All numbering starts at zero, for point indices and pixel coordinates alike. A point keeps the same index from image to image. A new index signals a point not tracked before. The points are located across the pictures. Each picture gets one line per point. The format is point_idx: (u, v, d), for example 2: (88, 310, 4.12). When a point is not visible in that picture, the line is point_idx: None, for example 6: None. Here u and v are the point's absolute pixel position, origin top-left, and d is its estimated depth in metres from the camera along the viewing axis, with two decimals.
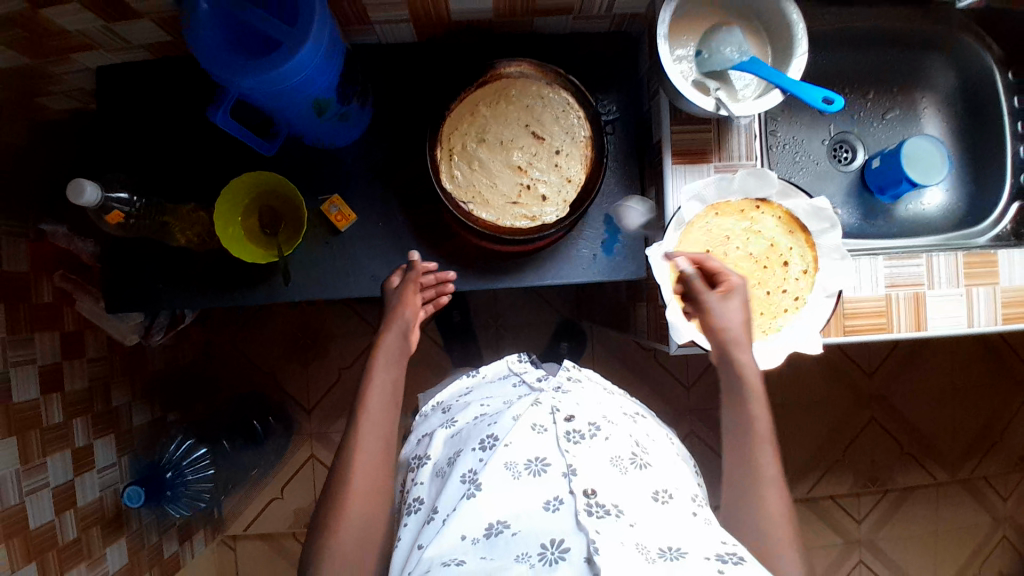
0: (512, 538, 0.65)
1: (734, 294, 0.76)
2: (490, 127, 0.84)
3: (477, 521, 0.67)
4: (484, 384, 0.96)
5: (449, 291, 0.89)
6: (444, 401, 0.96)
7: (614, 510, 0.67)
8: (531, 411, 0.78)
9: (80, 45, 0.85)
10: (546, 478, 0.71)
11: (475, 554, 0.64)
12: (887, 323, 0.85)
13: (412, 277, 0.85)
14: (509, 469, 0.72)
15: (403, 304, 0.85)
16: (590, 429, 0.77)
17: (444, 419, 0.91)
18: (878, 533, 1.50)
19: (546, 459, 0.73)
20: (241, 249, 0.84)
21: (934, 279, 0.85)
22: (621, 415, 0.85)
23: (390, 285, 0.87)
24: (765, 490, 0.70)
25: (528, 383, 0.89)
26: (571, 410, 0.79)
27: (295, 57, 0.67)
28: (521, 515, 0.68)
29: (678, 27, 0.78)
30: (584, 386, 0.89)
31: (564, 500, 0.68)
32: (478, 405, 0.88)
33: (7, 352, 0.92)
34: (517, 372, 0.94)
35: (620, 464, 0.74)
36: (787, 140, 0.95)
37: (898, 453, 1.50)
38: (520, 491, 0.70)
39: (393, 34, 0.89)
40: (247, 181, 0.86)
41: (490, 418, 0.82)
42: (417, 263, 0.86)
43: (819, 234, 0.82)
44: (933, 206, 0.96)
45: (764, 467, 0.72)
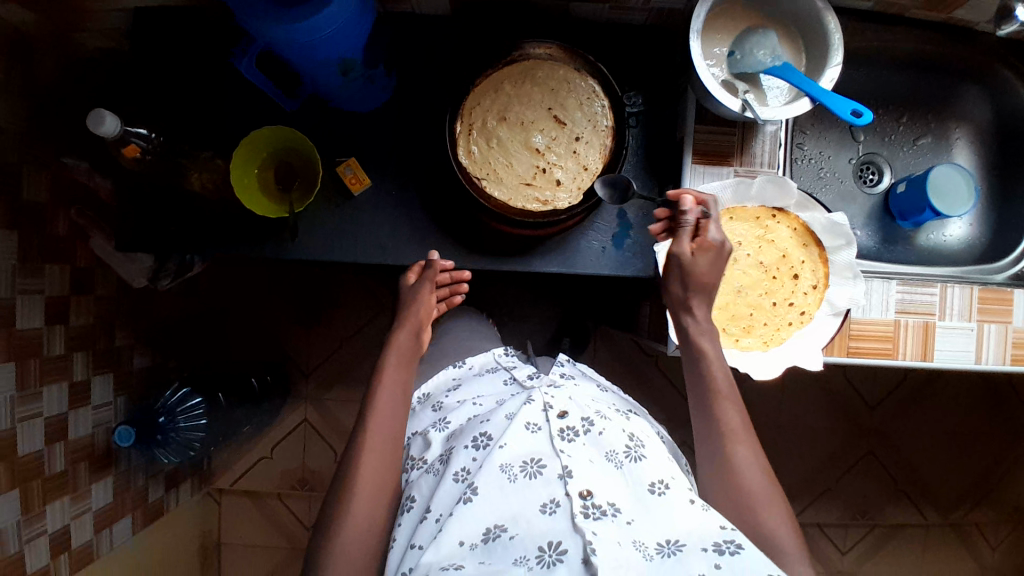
0: (510, 542, 0.65)
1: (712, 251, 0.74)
2: (512, 106, 0.84)
3: (474, 525, 0.67)
4: (472, 377, 0.96)
5: (463, 291, 0.89)
6: (433, 394, 0.94)
7: (611, 510, 0.67)
8: (524, 408, 0.77)
9: None
10: (542, 481, 0.70)
11: (474, 559, 0.65)
12: (893, 348, 0.83)
13: (429, 276, 0.85)
14: (505, 472, 0.71)
15: (416, 301, 0.84)
16: (584, 424, 0.76)
17: (435, 414, 0.89)
18: (861, 566, 1.48)
19: (538, 457, 0.72)
20: (252, 200, 0.84)
21: (945, 310, 0.84)
22: (613, 411, 0.83)
23: (407, 283, 0.86)
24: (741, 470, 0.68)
25: (519, 381, 0.89)
26: (563, 407, 0.78)
27: (322, 10, 0.66)
28: (518, 517, 0.67)
29: (714, 23, 0.77)
30: (577, 383, 0.88)
31: (560, 503, 0.68)
32: (471, 404, 0.87)
33: (16, 277, 0.94)
34: (508, 369, 0.94)
35: (615, 459, 0.74)
36: (813, 154, 0.94)
37: (890, 489, 1.47)
38: (516, 495, 0.69)
39: (428, 4, 0.88)
40: (269, 134, 0.86)
41: (483, 415, 0.81)
42: (436, 262, 0.86)
43: (833, 250, 0.81)
44: (956, 239, 0.94)
45: (728, 422, 0.70)
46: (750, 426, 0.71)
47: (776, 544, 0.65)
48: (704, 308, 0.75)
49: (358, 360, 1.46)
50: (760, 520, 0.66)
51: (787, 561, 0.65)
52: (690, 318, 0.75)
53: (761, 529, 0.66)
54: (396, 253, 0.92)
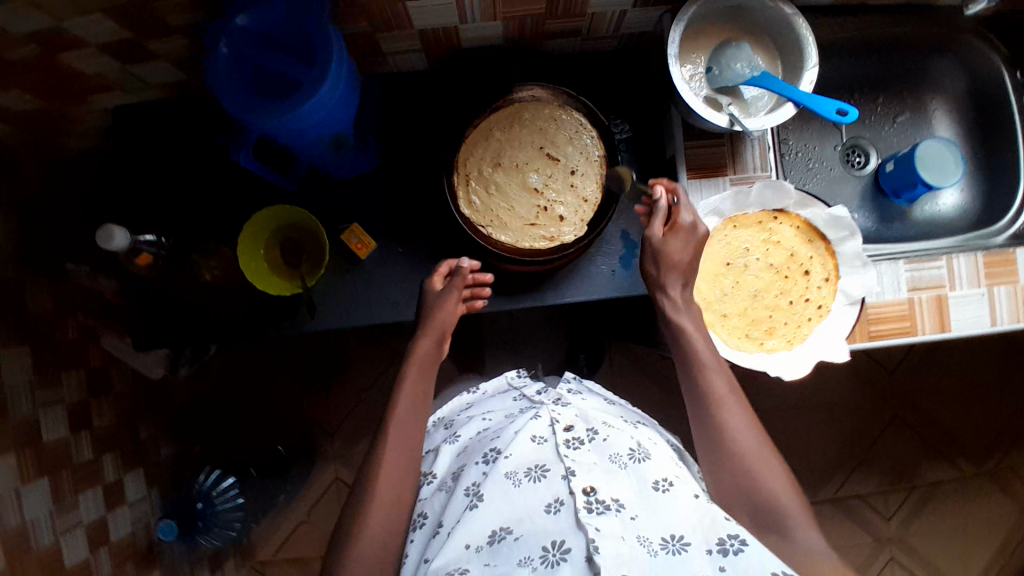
0: (515, 543, 0.65)
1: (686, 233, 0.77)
2: (505, 151, 0.85)
3: (479, 528, 0.67)
4: (484, 399, 0.96)
5: (483, 298, 0.88)
6: (447, 416, 0.96)
7: (614, 505, 0.67)
8: (529, 424, 0.77)
9: (99, 86, 0.87)
10: (547, 484, 0.70)
11: (479, 562, 0.64)
12: (912, 326, 0.84)
13: (456, 282, 0.84)
14: (509, 478, 0.71)
15: (441, 309, 0.84)
16: (589, 434, 0.77)
17: (448, 434, 0.89)
18: (907, 530, 1.48)
19: (544, 464, 0.73)
20: (263, 281, 0.85)
21: (954, 281, 0.85)
22: (621, 422, 0.84)
23: (433, 290, 0.85)
24: (734, 451, 0.69)
25: (527, 397, 0.89)
26: (569, 420, 0.79)
27: (314, 96, 0.67)
28: (524, 518, 0.67)
29: (689, 43, 0.79)
30: (584, 398, 0.89)
31: (564, 502, 0.68)
32: (481, 419, 0.89)
33: (36, 392, 0.94)
34: (517, 387, 0.95)
35: (618, 460, 0.73)
36: (799, 147, 0.95)
37: (922, 449, 1.49)
38: (522, 500, 0.69)
39: (404, 62, 0.90)
40: (273, 214, 0.88)
41: (492, 434, 0.81)
42: (465, 267, 0.84)
43: (839, 242, 0.82)
44: (948, 208, 0.96)
45: (714, 394, 0.72)
46: (740, 393, 0.74)
47: (776, 513, 0.65)
48: (678, 285, 0.77)
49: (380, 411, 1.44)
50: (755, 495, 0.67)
51: (788, 528, 0.65)
52: (666, 298, 0.78)
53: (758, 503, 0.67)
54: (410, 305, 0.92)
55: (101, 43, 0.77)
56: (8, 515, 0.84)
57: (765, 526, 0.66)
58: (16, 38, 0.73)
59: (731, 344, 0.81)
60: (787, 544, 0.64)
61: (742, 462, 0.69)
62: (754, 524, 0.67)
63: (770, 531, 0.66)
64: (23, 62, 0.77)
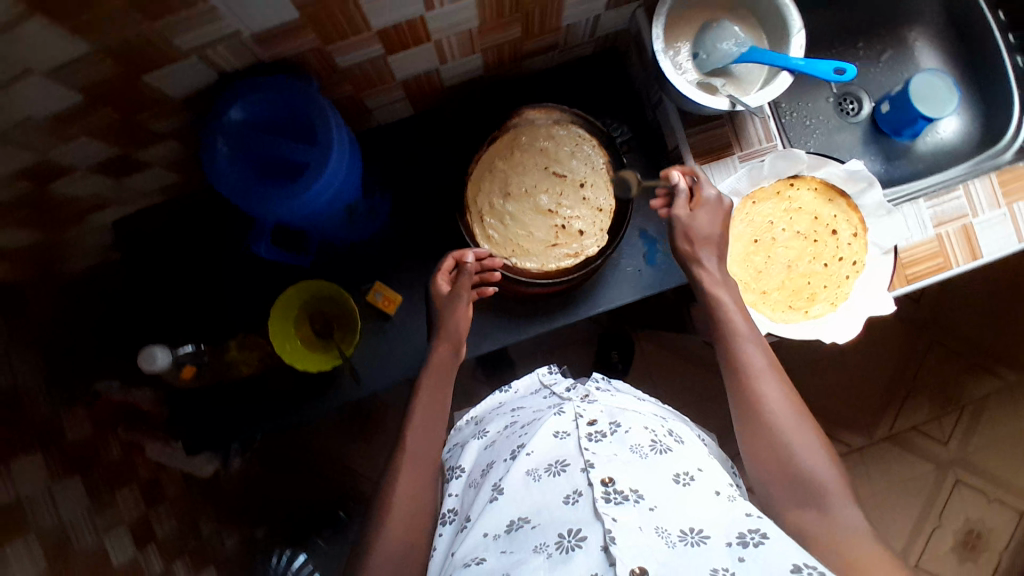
0: (532, 531, 0.59)
1: (710, 208, 0.76)
2: (511, 179, 0.85)
3: (499, 517, 0.61)
4: (518, 399, 0.88)
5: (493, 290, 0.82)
6: (478, 414, 0.90)
7: (633, 496, 0.59)
8: (552, 419, 0.71)
9: (94, 205, 0.86)
10: (567, 477, 0.63)
11: (496, 550, 0.59)
12: (945, 261, 0.83)
13: (461, 279, 0.79)
14: (530, 475, 0.65)
15: (453, 315, 0.79)
16: (613, 428, 0.69)
17: (477, 430, 0.84)
18: (967, 449, 1.41)
19: (565, 459, 0.65)
20: (304, 360, 0.85)
21: (976, 207, 0.85)
22: (653, 417, 0.74)
23: (441, 293, 0.81)
24: (777, 426, 0.64)
25: (556, 395, 0.81)
26: (594, 415, 0.72)
27: (321, 175, 0.67)
28: (542, 509, 0.61)
29: (671, 35, 0.80)
30: (614, 396, 0.80)
31: (583, 492, 0.61)
32: (510, 414, 0.82)
33: (95, 520, 0.92)
34: (547, 385, 0.86)
35: (639, 450, 0.66)
36: (793, 107, 0.95)
37: (962, 364, 1.43)
38: (541, 493, 0.63)
39: (391, 113, 0.90)
40: (295, 292, 0.87)
41: (520, 429, 0.74)
42: (468, 265, 0.79)
43: (859, 195, 0.82)
44: (950, 134, 0.97)
45: (751, 360, 0.68)
46: (778, 366, 0.69)
47: (813, 482, 0.60)
48: (713, 257, 0.75)
49: None
50: (794, 472, 0.61)
51: (829, 504, 0.59)
52: (702, 268, 0.75)
53: (797, 478, 0.61)
54: None
55: (91, 165, 0.76)
56: None
57: (797, 498, 0.61)
58: (8, 178, 0.72)
59: (778, 318, 0.81)
60: (830, 520, 0.58)
61: (778, 436, 0.63)
62: (791, 500, 0.61)
63: (808, 507, 0.60)
64: (17, 200, 0.76)
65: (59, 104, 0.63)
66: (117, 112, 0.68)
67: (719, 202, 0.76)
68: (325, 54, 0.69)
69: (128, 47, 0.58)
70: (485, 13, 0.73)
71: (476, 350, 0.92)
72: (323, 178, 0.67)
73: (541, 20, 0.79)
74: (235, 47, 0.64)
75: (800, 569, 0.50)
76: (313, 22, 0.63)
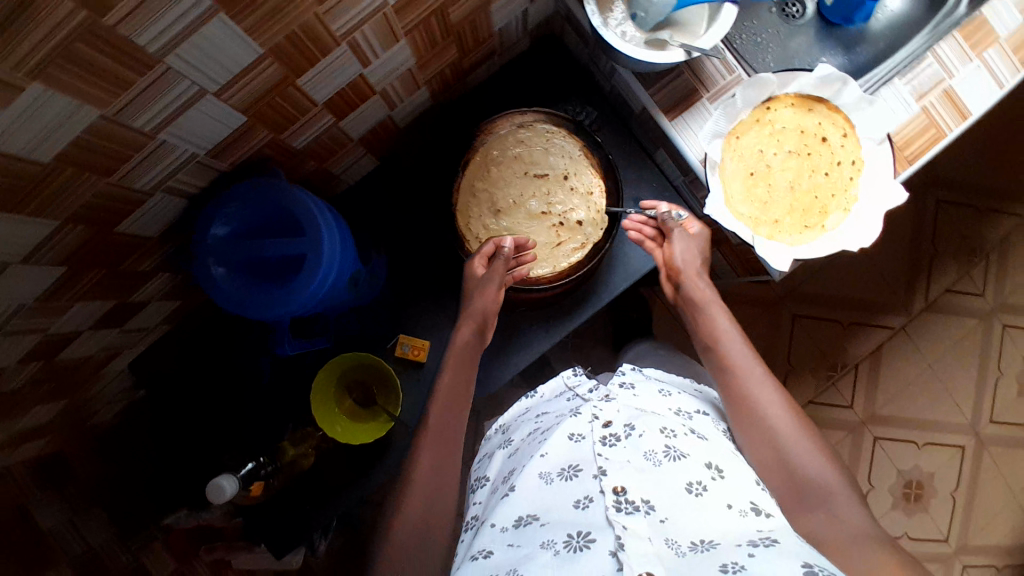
0: (540, 528, 0.59)
1: (696, 239, 0.82)
2: (496, 195, 0.84)
3: (509, 512, 0.62)
4: (544, 403, 0.83)
5: (526, 271, 0.80)
6: (505, 421, 0.86)
7: (645, 507, 0.58)
8: (567, 423, 0.70)
9: (107, 357, 0.85)
10: (580, 483, 0.63)
11: (503, 543, 0.59)
12: (937, 131, 0.82)
13: (500, 260, 0.78)
14: (544, 478, 0.64)
15: (482, 297, 0.78)
16: (629, 429, 0.67)
17: (503, 440, 0.81)
18: (1004, 293, 1.38)
19: (578, 464, 0.65)
20: (356, 435, 0.84)
21: (949, 67, 0.82)
22: (673, 415, 0.71)
23: (474, 274, 0.80)
24: (772, 427, 0.66)
25: (579, 396, 0.78)
26: (611, 416, 0.70)
27: (320, 260, 0.66)
28: (552, 509, 0.61)
29: (603, 1, 0.78)
30: (637, 392, 0.76)
31: (594, 498, 0.60)
32: (534, 421, 0.79)
33: None
34: (570, 389, 0.81)
35: (653, 458, 0.63)
36: (741, 30, 0.92)
37: (977, 213, 1.38)
38: (553, 496, 0.63)
39: (358, 169, 0.89)
40: (329, 371, 0.86)
41: (540, 435, 0.73)
42: (506, 250, 0.79)
43: (837, 95, 0.81)
44: (900, 7, 0.92)
45: (740, 360, 0.72)
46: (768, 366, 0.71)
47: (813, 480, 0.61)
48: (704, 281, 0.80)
49: None
50: (794, 472, 0.62)
51: (835, 503, 0.59)
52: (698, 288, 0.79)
53: (798, 481, 0.62)
54: (491, 376, 0.91)
55: (93, 323, 0.75)
56: None
57: (801, 496, 0.61)
58: (20, 363, 0.71)
59: (798, 243, 0.81)
60: (837, 518, 0.58)
61: (771, 435, 0.65)
62: (796, 502, 0.61)
63: (815, 509, 0.60)
64: (34, 381, 0.75)
65: (46, 282, 0.62)
66: (102, 267, 0.67)
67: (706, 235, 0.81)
68: (282, 142, 0.69)
69: (94, 208, 0.57)
70: (419, 47, 0.72)
71: (515, 367, 0.91)
72: (324, 266, 0.67)
73: (474, 32, 0.77)
74: (195, 168, 0.63)
75: (810, 566, 0.47)
76: (261, 118, 0.63)
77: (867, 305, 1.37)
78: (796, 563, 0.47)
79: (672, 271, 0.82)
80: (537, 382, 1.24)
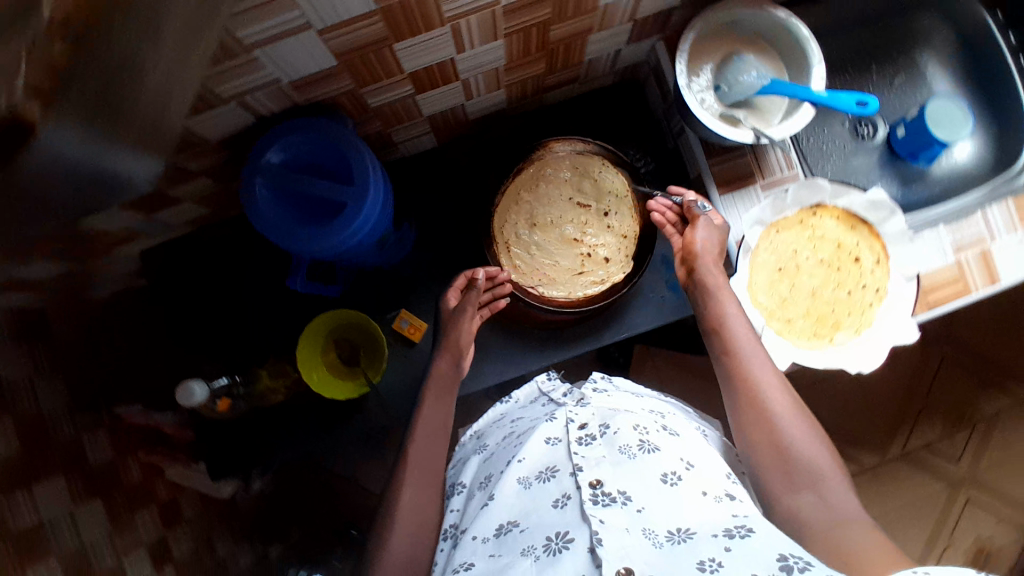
0: (521, 534, 0.60)
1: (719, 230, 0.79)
2: (537, 210, 0.87)
3: (489, 521, 0.63)
4: (517, 409, 0.86)
5: (503, 306, 0.84)
6: (478, 427, 0.87)
7: (621, 498, 0.60)
8: (543, 425, 0.71)
9: (124, 239, 0.88)
10: (557, 482, 0.64)
11: (485, 553, 0.60)
12: (964, 286, 0.84)
13: (470, 298, 0.81)
14: (521, 483, 0.66)
15: (456, 330, 0.81)
16: (604, 429, 0.70)
17: (476, 446, 0.82)
18: (979, 467, 1.38)
19: (554, 465, 0.66)
20: (332, 388, 0.86)
21: (994, 232, 0.85)
22: (646, 413, 0.74)
23: (448, 307, 0.83)
24: (766, 411, 0.66)
25: (554, 400, 0.80)
26: (585, 417, 0.72)
27: (360, 212, 0.69)
28: (530, 512, 0.62)
29: (693, 64, 0.81)
30: (611, 394, 0.78)
31: (572, 496, 0.62)
32: (508, 426, 0.81)
33: (114, 541, 0.88)
34: (546, 393, 0.85)
35: (628, 451, 0.65)
36: (810, 133, 0.95)
37: (975, 383, 1.40)
38: (532, 498, 0.64)
39: (416, 146, 0.92)
40: (324, 321, 0.87)
41: (515, 439, 0.74)
42: (478, 285, 0.81)
43: (881, 223, 0.83)
44: (966, 159, 0.96)
45: (746, 347, 0.71)
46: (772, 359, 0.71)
47: (807, 465, 0.61)
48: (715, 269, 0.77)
49: None
50: (788, 455, 0.62)
51: (826, 489, 0.60)
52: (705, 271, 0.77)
53: (792, 462, 0.62)
54: (473, 377, 0.93)
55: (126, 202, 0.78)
56: None
57: (795, 479, 0.61)
58: None
59: (802, 346, 0.82)
60: (826, 503, 0.59)
61: (769, 420, 0.65)
62: (785, 485, 0.62)
63: (804, 491, 0.60)
64: None
65: None
66: None
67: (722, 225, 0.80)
68: (358, 96, 0.72)
69: None
70: (512, 51, 0.74)
71: (495, 376, 0.92)
72: (359, 221, 0.69)
73: (566, 54, 0.81)
74: (273, 92, 0.65)
75: (785, 558, 0.49)
76: (350, 68, 0.65)
77: (845, 433, 1.37)
78: (771, 553, 0.50)
79: (689, 258, 0.79)
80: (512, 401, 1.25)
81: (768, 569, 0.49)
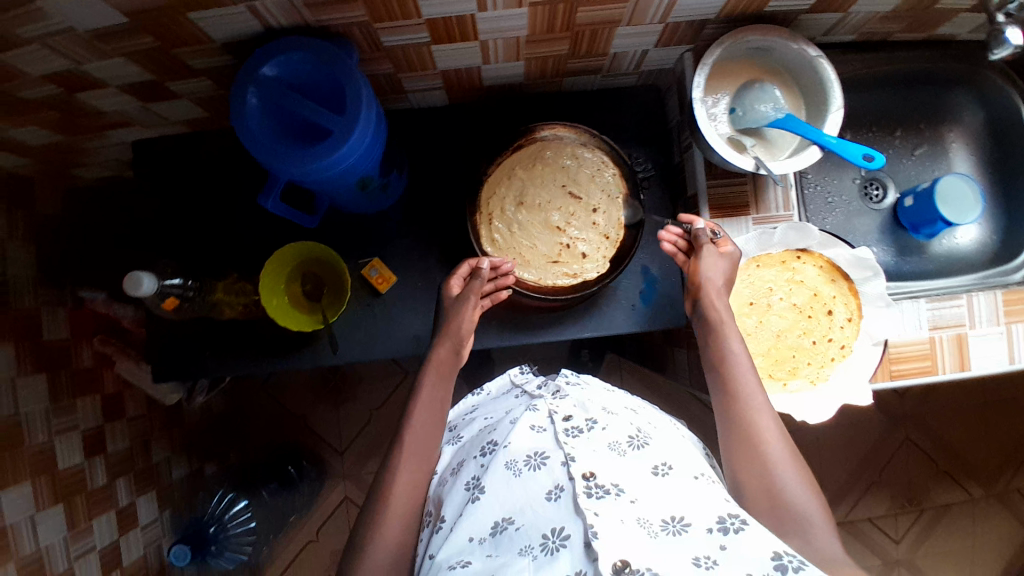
0: (517, 533, 0.59)
1: (728, 259, 0.76)
2: (528, 189, 0.86)
3: (481, 519, 0.61)
4: (488, 402, 0.85)
5: (505, 298, 0.81)
6: (451, 422, 0.86)
7: (614, 490, 0.60)
8: (528, 414, 0.71)
9: (116, 123, 0.88)
10: (547, 472, 0.64)
11: (482, 554, 0.58)
12: (933, 365, 0.83)
13: (474, 288, 0.77)
14: (510, 468, 0.64)
15: (459, 318, 0.76)
16: (589, 423, 0.69)
17: (449, 437, 0.81)
18: (917, 553, 1.38)
19: (544, 452, 0.66)
20: (286, 316, 0.85)
21: (975, 318, 0.83)
22: (622, 409, 0.76)
23: (450, 295, 0.79)
24: (759, 451, 0.63)
25: (529, 393, 0.80)
26: (569, 410, 0.72)
27: (344, 143, 0.68)
28: (524, 507, 0.61)
29: (713, 82, 0.80)
30: (585, 388, 0.79)
31: (564, 488, 0.61)
32: (483, 420, 0.80)
33: (49, 420, 0.87)
34: (519, 385, 0.84)
35: (618, 448, 0.66)
36: (818, 181, 0.93)
37: (931, 470, 1.38)
38: (522, 490, 0.63)
39: (426, 100, 0.92)
40: (296, 249, 0.87)
41: (494, 426, 0.74)
42: (483, 274, 0.78)
43: (862, 282, 0.83)
44: (967, 244, 0.94)
45: (753, 396, 0.66)
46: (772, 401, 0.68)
47: (796, 506, 0.60)
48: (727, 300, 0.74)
49: (387, 432, 1.37)
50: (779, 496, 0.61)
51: (810, 524, 0.59)
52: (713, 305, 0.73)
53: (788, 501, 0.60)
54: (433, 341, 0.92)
55: (124, 85, 0.78)
56: (22, 544, 0.80)
57: (782, 518, 0.60)
58: (40, 80, 0.73)
59: None
60: (809, 538, 0.58)
61: (766, 464, 0.62)
62: (773, 526, 0.60)
63: (790, 535, 0.59)
64: (42, 100, 0.77)
65: (109, 21, 0.64)
66: (159, 39, 0.68)
67: (736, 254, 0.76)
68: (371, 31, 0.71)
69: None
70: (536, 25, 0.73)
71: None
72: (343, 150, 0.68)
73: (591, 41, 0.79)
74: (284, 6, 0.65)
75: (779, 556, 0.51)
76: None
77: None
78: (766, 549, 0.51)
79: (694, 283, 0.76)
80: (472, 378, 1.24)
81: (762, 568, 0.50)
